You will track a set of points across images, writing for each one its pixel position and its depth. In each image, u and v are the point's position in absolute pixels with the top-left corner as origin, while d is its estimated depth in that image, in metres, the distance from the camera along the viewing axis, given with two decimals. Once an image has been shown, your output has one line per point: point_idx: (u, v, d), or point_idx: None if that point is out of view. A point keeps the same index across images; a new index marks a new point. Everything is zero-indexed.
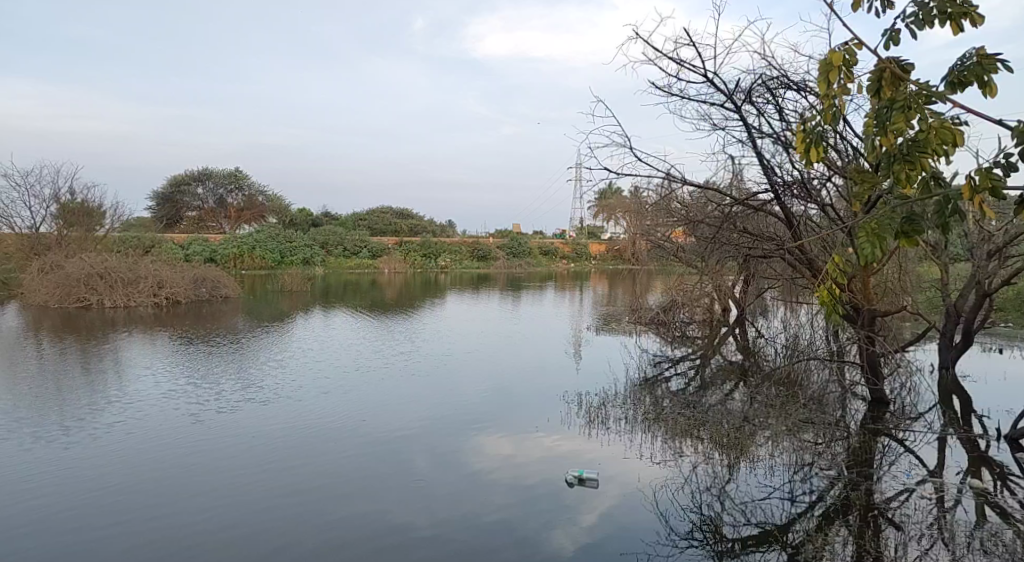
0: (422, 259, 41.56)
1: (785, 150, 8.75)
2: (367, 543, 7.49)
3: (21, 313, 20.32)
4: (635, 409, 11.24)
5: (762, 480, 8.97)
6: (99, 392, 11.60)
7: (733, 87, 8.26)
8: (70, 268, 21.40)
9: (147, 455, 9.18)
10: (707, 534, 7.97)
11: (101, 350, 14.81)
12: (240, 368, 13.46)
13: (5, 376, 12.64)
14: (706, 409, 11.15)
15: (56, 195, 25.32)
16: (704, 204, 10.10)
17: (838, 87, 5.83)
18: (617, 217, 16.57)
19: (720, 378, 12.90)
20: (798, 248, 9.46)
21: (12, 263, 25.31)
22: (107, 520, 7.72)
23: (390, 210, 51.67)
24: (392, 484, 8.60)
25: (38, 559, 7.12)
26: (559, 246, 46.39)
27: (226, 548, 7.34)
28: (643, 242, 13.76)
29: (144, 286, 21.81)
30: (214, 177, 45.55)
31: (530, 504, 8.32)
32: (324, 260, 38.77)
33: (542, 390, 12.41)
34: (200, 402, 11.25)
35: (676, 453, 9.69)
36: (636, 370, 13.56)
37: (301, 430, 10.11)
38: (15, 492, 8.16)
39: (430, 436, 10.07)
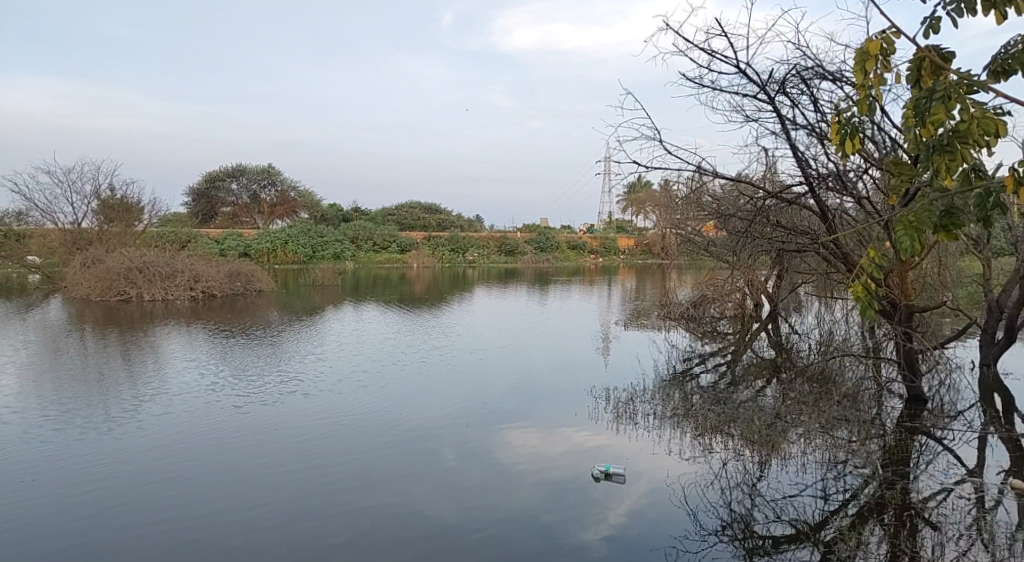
0: (450, 254, 41.66)
1: (819, 142, 8.54)
2: (394, 535, 7.47)
3: (64, 306, 20.66)
4: (663, 405, 11.11)
5: (794, 477, 8.80)
6: (136, 385, 11.70)
7: (766, 78, 8.04)
8: (110, 262, 21.78)
9: (181, 446, 9.23)
10: (737, 531, 7.84)
11: (140, 343, 14.96)
12: (275, 361, 13.50)
13: (47, 367, 12.84)
14: (737, 405, 10.98)
15: (97, 191, 25.77)
16: (736, 197, 9.90)
17: (874, 77, 5.66)
18: (647, 211, 16.42)
19: (751, 374, 12.69)
20: (833, 242, 9.25)
21: (54, 258, 25.80)
22: (141, 508, 7.79)
23: (418, 205, 51.88)
24: (418, 478, 8.58)
25: (73, 543, 7.20)
26: (587, 241, 46.22)
27: (256, 538, 7.35)
28: (672, 236, 13.60)
29: (181, 280, 22.05)
30: (248, 173, 45.93)
31: (558, 498, 8.25)
32: (354, 254, 38.94)
33: (572, 385, 12.30)
34: (234, 394, 11.30)
35: (706, 450, 9.55)
36: (666, 365, 13.43)
37: (332, 423, 10.13)
38: (50, 479, 8.26)
39: (458, 430, 10.03)
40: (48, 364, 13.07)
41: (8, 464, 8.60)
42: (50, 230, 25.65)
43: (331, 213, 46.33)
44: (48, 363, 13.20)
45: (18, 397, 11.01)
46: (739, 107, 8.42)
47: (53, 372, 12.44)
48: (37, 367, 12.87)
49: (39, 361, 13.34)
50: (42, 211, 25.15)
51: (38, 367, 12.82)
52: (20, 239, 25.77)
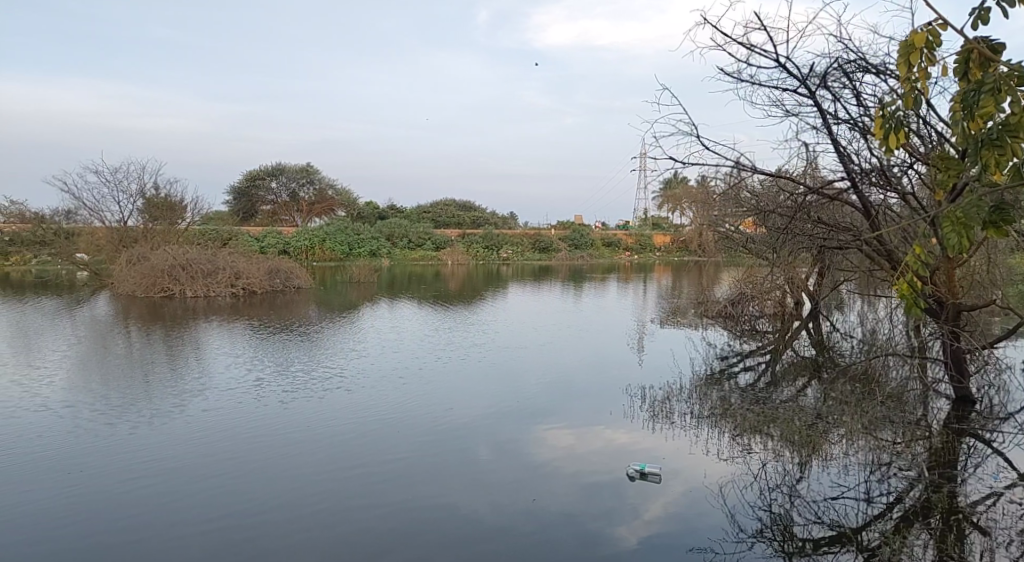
0: (485, 251, 41.71)
1: (863, 136, 8.30)
2: (428, 530, 7.46)
3: (111, 302, 21.04)
4: (701, 404, 10.95)
5: (836, 479, 8.62)
6: (179, 380, 11.84)
7: (807, 71, 7.83)
8: (154, 259, 22.13)
9: (219, 441, 9.30)
10: (776, 533, 7.70)
11: (184, 339, 15.16)
12: (315, 357, 13.58)
13: (94, 362, 13.06)
14: (777, 405, 10.79)
15: (142, 190, 26.23)
16: (775, 193, 9.69)
17: (920, 71, 5.48)
18: (684, 207, 16.21)
19: (792, 373, 12.45)
20: (876, 239, 9.02)
21: (102, 255, 26.30)
22: (180, 499, 7.87)
23: (452, 202, 52.07)
24: (453, 474, 8.56)
25: (115, 532, 7.30)
26: (623, 237, 45.94)
27: (292, 530, 7.38)
28: (710, 232, 13.40)
29: (223, 277, 22.31)
30: (287, 171, 46.59)
31: (593, 496, 8.17)
32: (389, 251, 39.16)
33: (608, 383, 12.18)
34: (274, 389, 11.38)
35: (744, 450, 9.39)
36: (703, 363, 13.25)
37: (368, 419, 10.15)
38: (94, 471, 8.40)
39: (493, 427, 10.00)
40: (95, 359, 13.31)
41: (52, 456, 8.74)
42: (98, 228, 26.21)
43: (367, 210, 46.63)
44: (95, 358, 13.44)
45: (65, 390, 11.21)
46: (779, 102, 8.10)
47: (99, 367, 12.66)
48: (85, 361, 13.12)
49: (86, 356, 13.58)
50: (89, 210, 25.69)
51: (85, 362, 13.06)
52: (69, 237, 26.85)
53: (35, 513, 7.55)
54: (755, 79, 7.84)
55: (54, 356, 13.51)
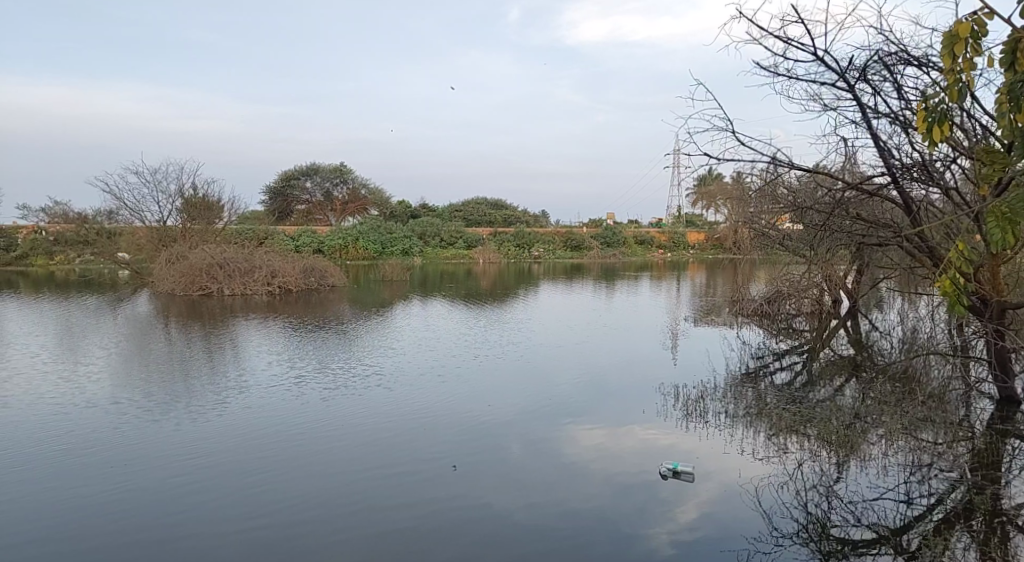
0: (517, 249, 41.68)
1: (904, 131, 8.10)
2: (460, 527, 7.45)
3: (151, 300, 21.41)
4: (736, 403, 10.80)
5: (874, 480, 8.44)
6: (216, 377, 11.95)
7: (847, 65, 7.66)
8: (193, 258, 22.41)
9: (254, 437, 9.36)
10: (813, 533, 7.57)
11: (221, 336, 15.33)
12: (349, 354, 13.64)
13: (135, 359, 13.27)
14: (814, 405, 10.62)
15: (180, 190, 26.58)
16: (813, 189, 9.52)
17: (965, 61, 5.33)
18: (718, 204, 16.04)
19: (830, 373, 12.23)
20: (917, 235, 8.82)
21: (142, 254, 26.74)
22: (216, 494, 7.95)
23: (484, 201, 52.11)
24: (485, 471, 8.54)
25: (153, 526, 7.40)
26: (656, 235, 45.64)
27: (326, 527, 7.41)
28: (745, 229, 13.22)
29: (259, 276, 22.53)
30: (322, 171, 47.07)
31: (626, 495, 8.09)
32: (421, 250, 39.33)
33: (641, 382, 12.08)
34: (308, 387, 11.43)
35: (781, 450, 9.25)
36: (738, 363, 13.07)
37: (401, 416, 10.16)
38: (134, 466, 8.52)
39: (526, 425, 9.96)
40: (136, 356, 13.49)
41: (92, 453, 8.87)
42: (138, 228, 26.62)
43: (399, 209, 46.86)
44: (136, 355, 13.63)
45: (106, 387, 11.40)
46: (817, 97, 7.92)
47: (140, 364, 12.84)
48: (126, 359, 13.31)
49: (127, 353, 13.77)
50: (130, 210, 26.08)
51: (126, 359, 13.25)
52: (111, 237, 27.59)
53: (75, 508, 7.66)
54: (792, 72, 7.67)
55: (96, 354, 13.72)
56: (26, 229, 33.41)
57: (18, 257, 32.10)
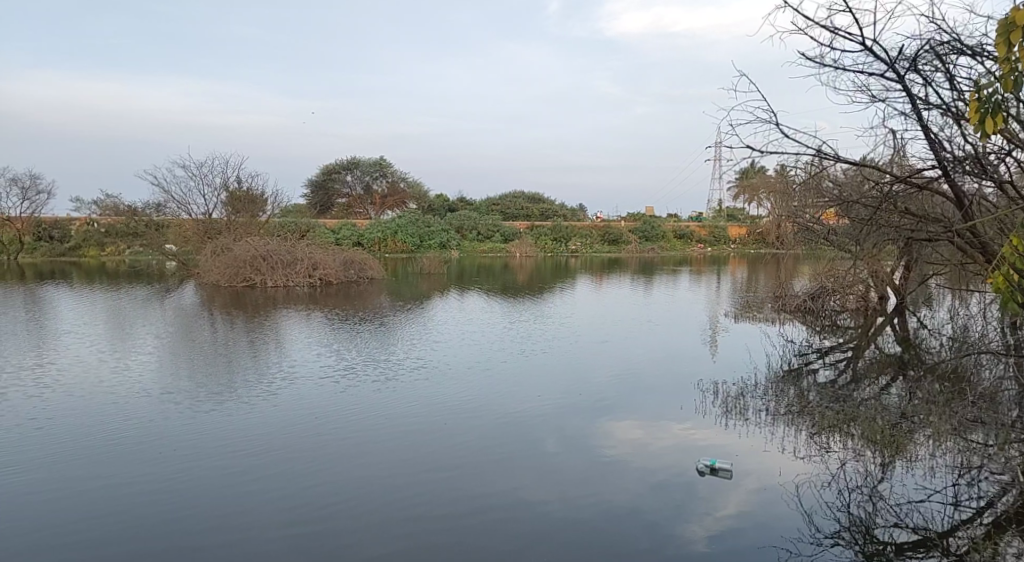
0: (553, 242, 41.58)
1: (956, 123, 7.81)
2: (495, 519, 7.43)
3: (197, 291, 21.77)
4: (778, 400, 10.61)
5: (920, 481, 8.22)
6: (258, 368, 12.07)
7: (896, 55, 7.41)
8: (237, 250, 22.69)
9: (293, 428, 9.41)
10: (856, 535, 7.41)
11: (264, 327, 15.51)
12: (389, 347, 13.69)
13: (182, 348, 13.50)
14: (858, 403, 10.36)
15: (225, 183, 26.94)
16: (859, 182, 9.27)
17: (1020, 50, 5.10)
18: (761, 198, 15.77)
19: (875, 371, 11.94)
20: (969, 230, 8.52)
21: (188, 246, 27.17)
22: (257, 482, 8.04)
23: (521, 194, 52.08)
24: (521, 464, 8.51)
25: (195, 512, 7.50)
26: (696, 228, 45.13)
27: (362, 516, 7.44)
28: (787, 223, 12.98)
29: (301, 268, 22.73)
30: (362, 165, 47.55)
31: (663, 491, 7.98)
32: (459, 243, 39.40)
33: (681, 377, 11.91)
34: (349, 378, 11.49)
35: (822, 449, 9.05)
36: (780, 359, 12.85)
37: (438, 409, 10.14)
38: (178, 453, 8.66)
39: (563, 419, 9.90)
40: (183, 346, 13.70)
41: (136, 441, 8.99)
42: (185, 221, 27.06)
43: (437, 203, 46.99)
44: (183, 345, 13.82)
45: (156, 376, 11.61)
46: (865, 87, 7.65)
47: (187, 354, 13.03)
48: (173, 348, 13.52)
49: (175, 343, 14.01)
50: (177, 203, 26.52)
51: (174, 349, 13.47)
52: (159, 229, 28.07)
53: (118, 496, 7.76)
54: (839, 62, 7.42)
55: (145, 343, 13.97)
56: (78, 221, 34.23)
57: (71, 248, 32.90)
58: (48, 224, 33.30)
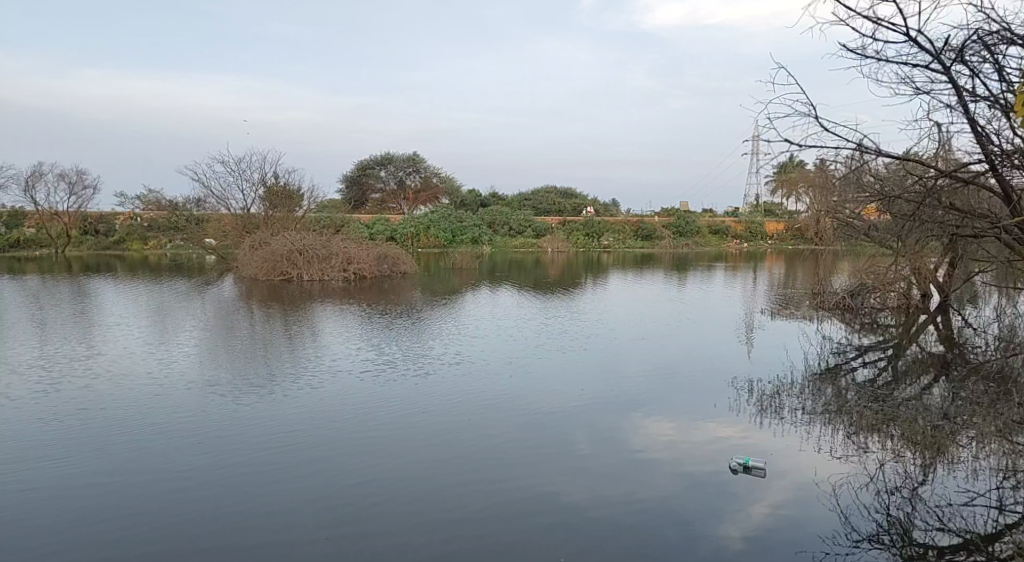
0: (586, 238, 41.39)
1: (1004, 115, 7.54)
2: (524, 514, 7.36)
3: (236, 284, 21.99)
4: (815, 399, 10.38)
5: (962, 483, 7.98)
6: (295, 361, 12.14)
7: (942, 45, 7.17)
8: (274, 245, 22.88)
9: (323, 421, 9.41)
10: (894, 537, 7.22)
11: (300, 321, 15.60)
12: (422, 341, 13.68)
13: (222, 341, 13.64)
14: (898, 404, 10.10)
15: (264, 178, 27.17)
16: (903, 176, 9.00)
17: None
18: (800, 193, 15.46)
19: (916, 370, 11.65)
20: (1017, 226, 8.23)
21: (228, 241, 27.50)
22: (289, 473, 8.07)
23: (554, 190, 51.90)
24: (553, 460, 8.43)
25: (229, 501, 7.54)
26: (732, 224, 44.55)
27: (392, 510, 7.42)
28: (827, 218, 12.72)
29: (335, 262, 22.83)
30: (395, 161, 47.61)
31: (696, 489, 7.85)
32: (491, 238, 39.34)
33: (714, 375, 11.73)
34: (383, 373, 11.49)
35: (860, 449, 8.83)
36: (817, 357, 12.60)
37: (469, 404, 10.10)
38: (214, 444, 8.72)
39: (595, 415, 9.80)
40: (222, 338, 13.82)
41: (171, 432, 9.06)
42: (224, 215, 27.41)
43: (470, 198, 46.97)
44: (221, 337, 13.96)
45: (197, 367, 11.72)
46: (910, 79, 7.41)
47: (226, 346, 13.14)
48: (212, 340, 13.66)
49: (214, 335, 14.16)
50: (217, 199, 26.89)
51: (213, 341, 13.61)
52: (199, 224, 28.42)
53: (152, 485, 7.81)
54: (882, 54, 7.20)
55: (186, 335, 14.15)
56: (122, 216, 34.90)
57: (116, 242, 33.56)
58: (94, 218, 34.00)
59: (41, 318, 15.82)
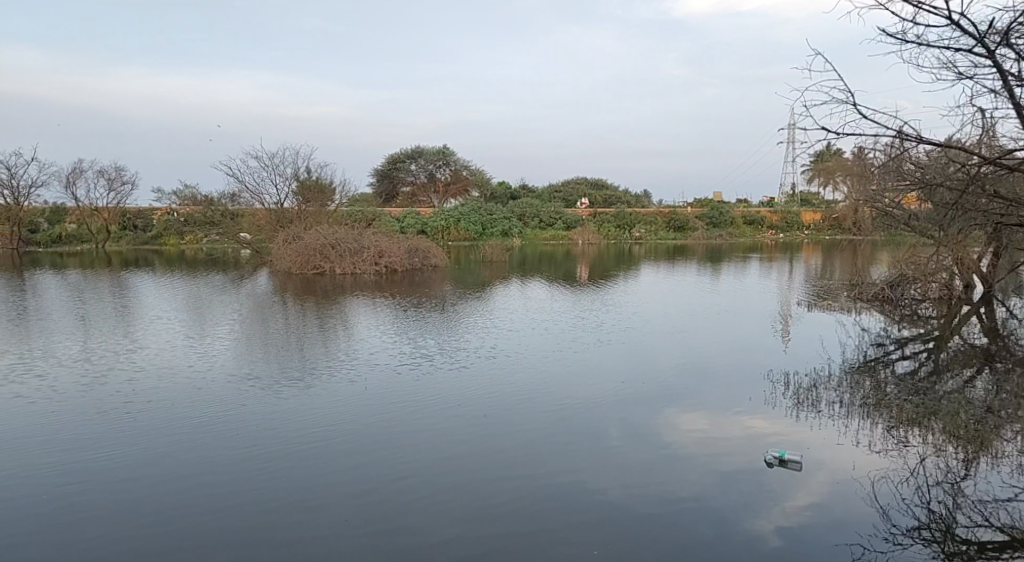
0: (617, 230, 41.17)
1: None
2: (556, 508, 7.31)
3: (270, 278, 22.19)
4: (853, 392, 10.18)
5: (1007, 478, 7.77)
6: (328, 354, 12.18)
7: (985, 28, 6.96)
8: (308, 239, 23.04)
9: (356, 414, 9.44)
10: (936, 533, 7.06)
11: (334, 314, 15.68)
12: (454, 334, 13.66)
13: (257, 334, 13.74)
14: (940, 397, 9.87)
15: (296, 173, 27.42)
16: (945, 163, 8.78)
17: None
18: (838, 182, 15.17)
19: (958, 363, 11.38)
20: None
21: (262, 235, 27.76)
22: (322, 465, 8.10)
23: (584, 181, 51.70)
24: (585, 453, 8.36)
25: (263, 493, 7.59)
26: (766, 214, 43.97)
27: (424, 503, 7.41)
28: (866, 207, 12.47)
29: (367, 256, 22.90)
30: (425, 154, 47.56)
31: (730, 483, 7.74)
32: (522, 231, 39.27)
33: (750, 368, 11.57)
34: (415, 366, 11.48)
35: (900, 443, 8.64)
36: (855, 350, 12.38)
37: (501, 397, 10.06)
38: (249, 436, 8.79)
39: (628, 408, 9.71)
40: (257, 332, 13.94)
41: (207, 425, 9.13)
42: (258, 210, 27.71)
43: (500, 190, 47.01)
44: (257, 330, 14.08)
45: (232, 361, 11.82)
46: (952, 64, 7.22)
47: (261, 340, 13.25)
48: (248, 334, 13.77)
49: (249, 328, 14.28)
50: (251, 194, 27.16)
51: (248, 334, 13.72)
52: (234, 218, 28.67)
53: (188, 478, 7.88)
54: (923, 37, 7.02)
55: (222, 329, 14.29)
56: (160, 212, 35.43)
57: (154, 237, 34.08)
58: (132, 214, 34.58)
59: (82, 312, 16.09)
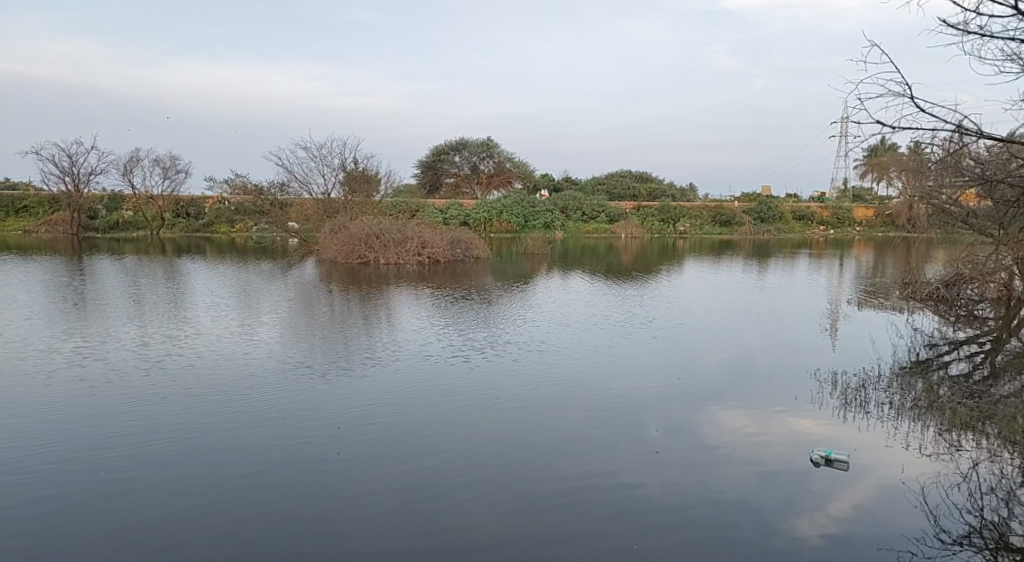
0: (661, 224, 40.76)
1: None
2: (595, 503, 7.25)
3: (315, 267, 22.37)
4: (904, 393, 9.90)
5: None
6: (371, 345, 12.19)
7: None
8: (353, 229, 23.26)
9: (398, 405, 9.47)
10: (988, 540, 6.83)
11: (378, 304, 15.74)
12: (498, 328, 13.57)
13: (303, 323, 13.81)
14: (996, 400, 9.53)
15: (343, 164, 27.69)
16: (1007, 160, 8.48)
17: None
18: (892, 177, 14.80)
19: (1016, 366, 10.99)
20: None
21: (309, 224, 27.99)
22: (362, 455, 8.14)
23: (629, 175, 51.17)
24: (625, 449, 8.27)
25: (304, 481, 7.66)
26: (816, 210, 43.00)
27: (462, 495, 7.40)
28: (922, 203, 12.12)
29: (411, 246, 22.96)
30: (468, 147, 47.70)
31: (773, 481, 7.59)
32: (564, 224, 39.14)
33: (797, 367, 11.32)
34: (458, 359, 11.45)
35: (952, 447, 8.37)
36: (907, 350, 12.04)
37: (542, 392, 9.99)
38: (293, 425, 8.88)
39: (670, 404, 9.59)
40: (303, 321, 14.03)
41: (252, 412, 9.25)
42: (305, 200, 28.08)
43: (543, 182, 46.92)
44: (303, 320, 14.17)
45: (279, 350, 11.89)
46: (1016, 55, 6.93)
47: (307, 329, 13.33)
48: (294, 323, 13.88)
49: (296, 317, 14.37)
50: (298, 183, 27.59)
51: (295, 323, 13.81)
52: (282, 207, 29.03)
53: (233, 464, 7.98)
54: (988, 27, 6.74)
55: (269, 317, 14.41)
56: (212, 199, 35.99)
57: (206, 224, 34.70)
58: (186, 201, 35.16)
59: (137, 297, 16.48)
